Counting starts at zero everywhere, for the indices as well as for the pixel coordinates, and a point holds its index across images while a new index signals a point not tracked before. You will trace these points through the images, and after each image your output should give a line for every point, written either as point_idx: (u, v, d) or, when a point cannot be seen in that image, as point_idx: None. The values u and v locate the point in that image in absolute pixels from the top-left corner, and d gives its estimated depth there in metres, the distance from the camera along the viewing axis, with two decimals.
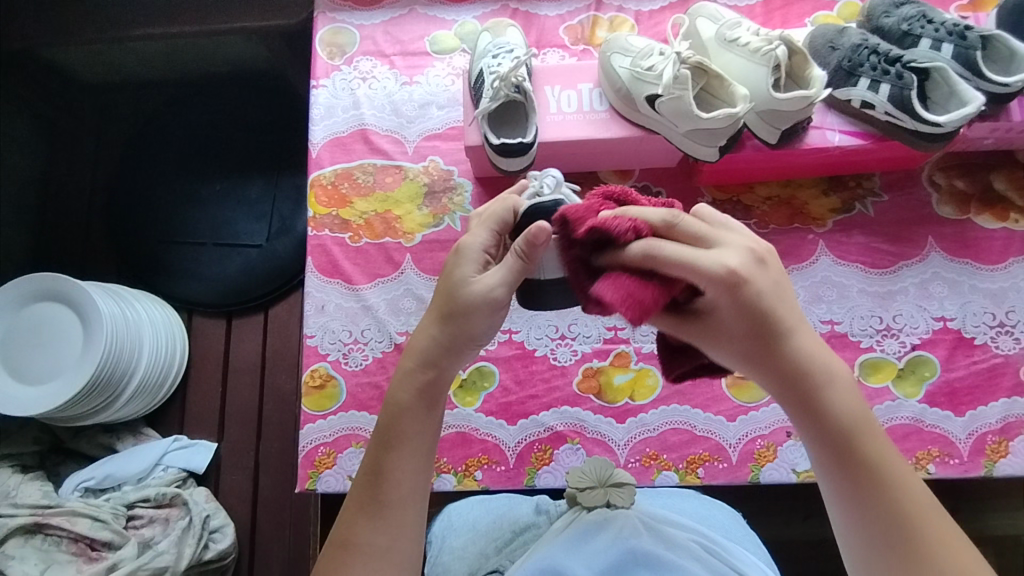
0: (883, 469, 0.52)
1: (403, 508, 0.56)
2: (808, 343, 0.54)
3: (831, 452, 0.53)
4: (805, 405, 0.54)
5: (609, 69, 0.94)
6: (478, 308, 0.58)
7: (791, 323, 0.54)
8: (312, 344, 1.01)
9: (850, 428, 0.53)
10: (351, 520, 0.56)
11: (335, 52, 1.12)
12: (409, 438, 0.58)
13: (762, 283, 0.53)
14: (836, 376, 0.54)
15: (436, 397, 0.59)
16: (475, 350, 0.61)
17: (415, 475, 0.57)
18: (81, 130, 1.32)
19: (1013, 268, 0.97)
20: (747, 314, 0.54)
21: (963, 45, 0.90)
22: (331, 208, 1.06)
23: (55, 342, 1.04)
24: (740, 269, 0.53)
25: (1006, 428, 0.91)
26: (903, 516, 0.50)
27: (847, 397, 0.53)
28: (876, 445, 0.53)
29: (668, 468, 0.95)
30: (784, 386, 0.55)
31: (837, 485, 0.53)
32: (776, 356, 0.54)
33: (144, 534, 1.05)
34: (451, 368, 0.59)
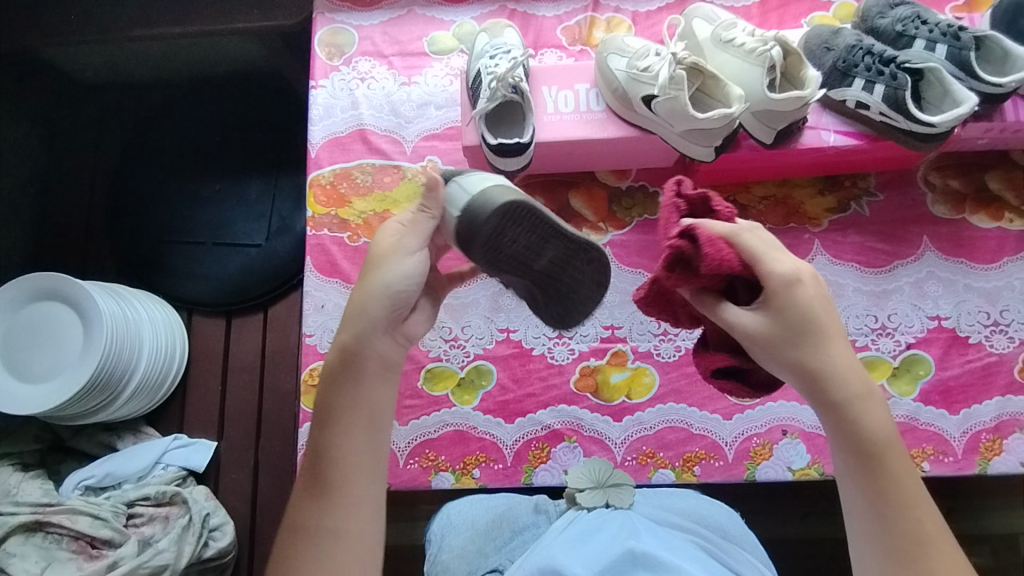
0: (901, 478, 0.58)
1: (346, 483, 0.60)
2: (845, 357, 0.60)
3: (853, 454, 0.59)
4: (837, 413, 0.60)
5: (605, 69, 0.95)
6: (395, 293, 0.62)
7: (834, 336, 0.60)
8: (311, 343, 1.02)
9: (877, 440, 0.59)
10: (303, 501, 0.61)
11: (334, 53, 1.13)
12: (344, 416, 0.62)
13: (817, 294, 0.61)
14: (863, 388, 0.60)
15: (369, 381, 0.62)
16: (401, 314, 0.64)
17: (359, 455, 0.61)
18: (82, 130, 1.32)
19: (1007, 267, 0.98)
20: (805, 320, 0.60)
21: (956, 46, 0.91)
22: (330, 208, 1.07)
23: (55, 341, 1.05)
24: (803, 275, 0.61)
25: (1000, 426, 0.92)
26: (916, 523, 0.57)
27: (876, 412, 0.59)
28: (896, 457, 0.59)
29: (665, 466, 0.95)
30: (812, 388, 0.61)
31: (857, 486, 0.59)
32: (814, 363, 0.60)
33: (145, 532, 1.05)
34: (380, 341, 0.63)
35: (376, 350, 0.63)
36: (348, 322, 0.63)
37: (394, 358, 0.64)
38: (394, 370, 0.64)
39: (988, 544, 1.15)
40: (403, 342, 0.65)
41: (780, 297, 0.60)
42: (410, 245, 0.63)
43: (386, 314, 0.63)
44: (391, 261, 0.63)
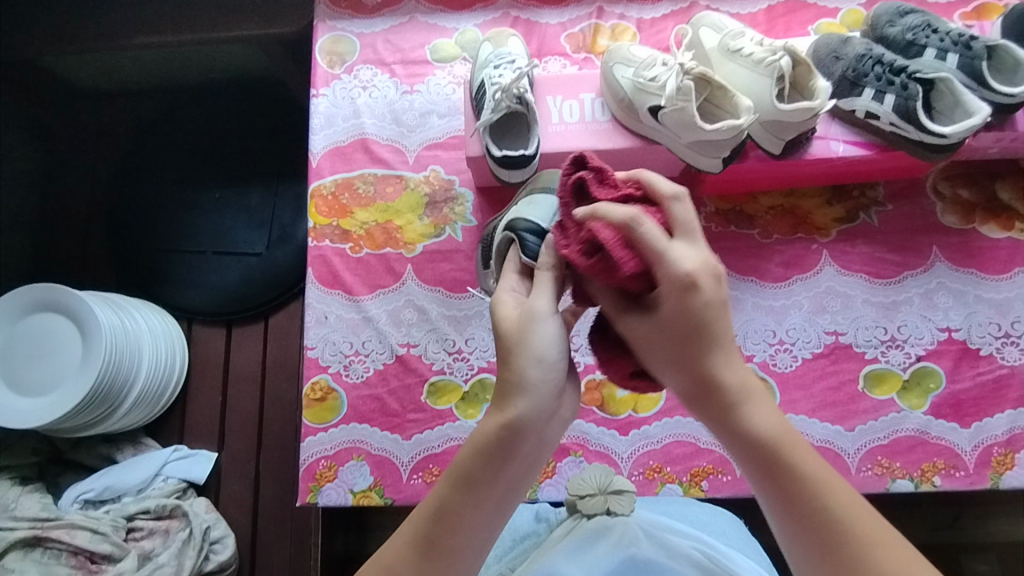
0: (814, 482, 0.50)
1: (455, 561, 0.52)
2: (730, 359, 0.52)
3: (755, 464, 0.52)
4: (730, 428, 0.52)
5: (611, 79, 0.93)
6: (547, 361, 0.54)
7: (722, 334, 0.52)
8: (312, 356, 1.00)
9: (776, 446, 0.51)
10: (399, 551, 0.53)
11: (335, 61, 1.12)
12: (484, 491, 0.53)
13: (717, 287, 0.51)
14: (754, 392, 0.53)
15: (523, 460, 0.54)
16: (558, 384, 0.55)
17: (480, 533, 0.53)
18: (81, 138, 1.31)
19: (1018, 278, 0.96)
20: (676, 324, 0.51)
21: (968, 55, 0.90)
22: (332, 219, 1.05)
23: (53, 353, 1.04)
24: (698, 275, 0.50)
25: (1012, 440, 0.90)
26: (845, 526, 0.49)
27: (765, 415, 0.52)
28: (800, 458, 0.51)
29: (672, 480, 0.94)
30: (700, 395, 0.53)
31: (770, 504, 0.52)
32: (698, 360, 0.52)
33: (144, 546, 1.04)
34: (539, 423, 0.54)
35: (538, 432, 0.54)
36: (512, 384, 0.54)
37: (550, 442, 0.56)
38: (540, 458, 0.56)
39: (995, 553, 1.14)
40: (564, 422, 0.57)
41: (665, 302, 0.51)
42: (546, 304, 0.56)
43: (549, 389, 0.54)
44: (538, 325, 0.55)
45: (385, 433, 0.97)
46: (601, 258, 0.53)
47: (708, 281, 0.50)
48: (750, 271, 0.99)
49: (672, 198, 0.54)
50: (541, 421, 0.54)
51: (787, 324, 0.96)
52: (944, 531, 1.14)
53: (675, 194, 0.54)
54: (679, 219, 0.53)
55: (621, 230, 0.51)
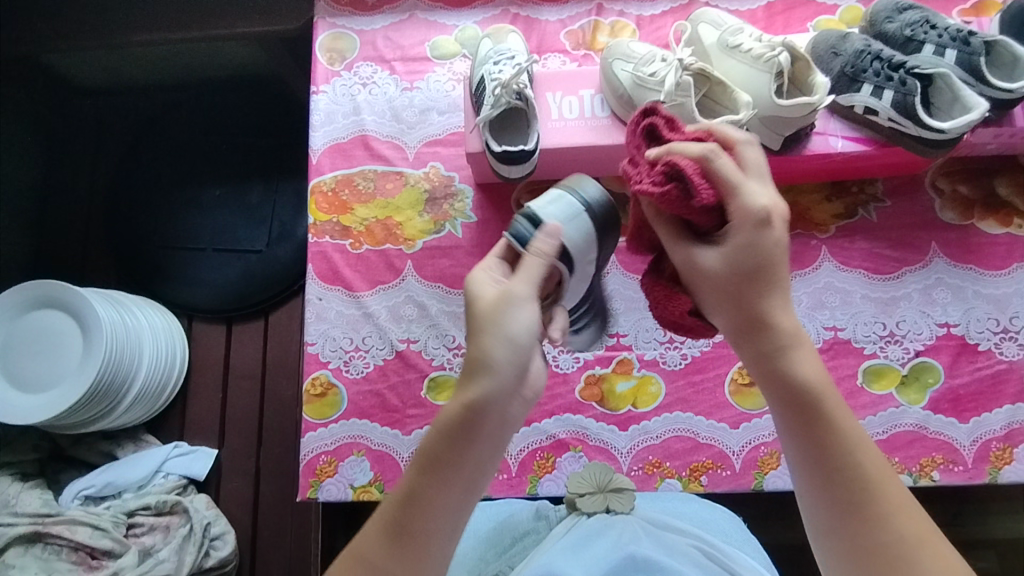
0: (848, 435, 0.52)
1: (423, 542, 0.53)
2: (785, 303, 0.54)
3: (794, 410, 0.53)
4: (778, 370, 0.54)
5: (610, 75, 0.94)
6: (514, 342, 0.55)
7: (783, 280, 0.54)
8: (312, 351, 1.01)
9: (820, 395, 0.53)
10: (371, 536, 0.54)
11: (335, 58, 1.12)
12: (452, 473, 0.54)
13: (778, 228, 0.54)
14: (802, 340, 0.54)
15: (488, 441, 0.55)
16: (523, 363, 0.55)
17: (449, 515, 0.54)
18: (81, 135, 1.31)
19: (1016, 273, 0.97)
20: (747, 258, 0.54)
21: (966, 51, 0.90)
22: (332, 215, 1.06)
23: (54, 350, 1.04)
24: (771, 211, 0.54)
25: (1010, 435, 0.91)
26: (870, 483, 0.51)
27: (813, 364, 0.54)
28: (839, 410, 0.53)
29: (672, 475, 0.94)
30: (751, 335, 0.55)
31: (799, 451, 0.53)
32: (756, 300, 0.54)
33: (145, 542, 1.04)
34: (501, 404, 0.54)
35: (502, 414, 0.55)
36: (475, 366, 0.55)
37: (513, 423, 0.57)
38: (506, 439, 0.57)
39: (995, 549, 1.14)
40: (526, 403, 0.58)
41: (735, 234, 0.55)
42: (524, 290, 0.56)
43: (514, 372, 0.55)
44: (507, 306, 0.55)
45: (385, 428, 0.97)
46: (676, 189, 0.56)
47: (779, 220, 0.54)
48: None
49: (741, 143, 0.58)
50: (505, 403, 0.55)
51: None
52: (943, 527, 1.14)
53: (746, 139, 0.58)
54: (750, 160, 0.57)
55: (699, 163, 0.56)
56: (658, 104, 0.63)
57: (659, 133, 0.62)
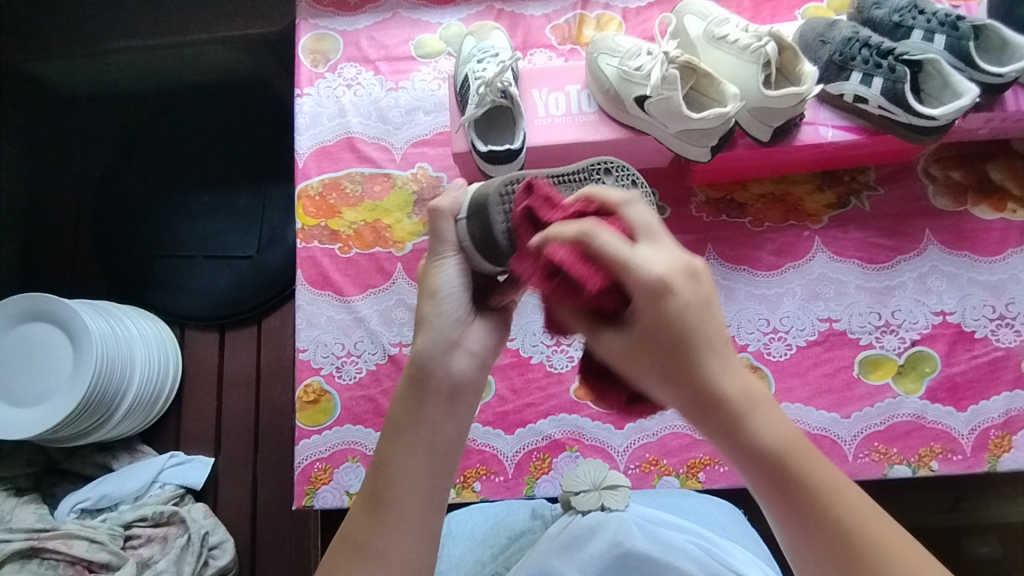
0: (826, 494, 0.45)
1: (401, 507, 0.51)
2: (726, 363, 0.46)
3: (762, 479, 0.46)
4: (734, 445, 0.46)
5: (596, 70, 0.93)
6: (438, 294, 0.56)
7: (714, 339, 0.46)
8: (304, 358, 1.00)
9: (786, 458, 0.46)
10: (354, 513, 0.53)
11: (319, 59, 1.11)
12: (414, 433, 0.53)
13: (690, 292, 0.46)
14: (756, 398, 0.47)
15: (443, 400, 0.53)
16: (458, 318, 0.56)
17: (420, 481, 0.52)
18: (65, 144, 1.30)
19: (1012, 259, 0.96)
20: (663, 336, 0.46)
21: (955, 36, 0.89)
22: (320, 219, 1.04)
23: (44, 364, 1.03)
24: (671, 279, 0.45)
25: (1009, 422, 0.90)
26: (864, 542, 0.44)
27: (772, 424, 0.46)
28: (812, 468, 0.46)
29: (669, 473, 0.94)
30: (699, 411, 0.47)
31: (779, 516, 0.46)
32: (692, 375, 0.46)
33: (143, 554, 1.04)
34: (442, 356, 0.54)
35: (446, 365, 0.54)
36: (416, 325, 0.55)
37: (470, 377, 0.55)
38: (464, 395, 0.54)
39: (995, 534, 1.14)
40: (481, 358, 0.56)
41: (640, 314, 0.46)
42: (443, 246, 0.57)
43: (449, 318, 0.55)
44: (436, 263, 0.57)
45: (379, 434, 0.96)
46: (561, 282, 0.48)
47: (681, 283, 0.45)
48: (742, 260, 0.98)
49: (623, 203, 0.49)
50: (449, 355, 0.54)
51: (780, 312, 0.96)
52: (945, 514, 1.13)
53: (626, 198, 0.49)
54: (636, 221, 0.48)
55: (577, 247, 0.47)
56: (533, 179, 0.57)
57: (538, 217, 0.55)
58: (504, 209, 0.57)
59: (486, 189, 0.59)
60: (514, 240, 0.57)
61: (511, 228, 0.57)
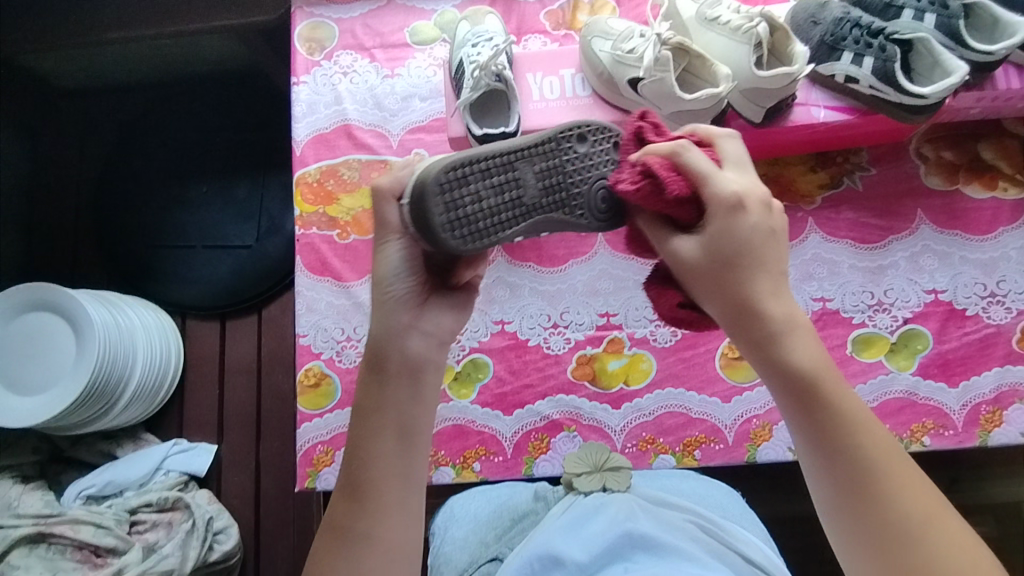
0: (852, 418, 0.48)
1: (379, 491, 0.55)
2: (777, 287, 0.49)
3: (793, 398, 0.49)
4: (773, 363, 0.49)
5: (590, 53, 0.93)
6: (386, 286, 0.57)
7: (770, 263, 0.48)
8: (304, 343, 1.01)
9: (817, 384, 0.48)
10: (337, 503, 0.57)
11: (315, 47, 1.11)
12: (378, 420, 0.56)
13: (760, 216, 0.48)
14: (799, 324, 0.49)
15: (401, 384, 0.56)
16: (403, 305, 0.57)
17: (392, 462, 0.56)
18: (65, 136, 1.31)
19: (1003, 238, 0.97)
20: (738, 250, 0.48)
21: (945, 14, 0.89)
22: (318, 206, 1.05)
23: (48, 352, 1.04)
24: (745, 198, 0.48)
25: (1000, 398, 0.91)
26: (877, 465, 0.47)
27: (809, 348, 0.49)
28: (839, 392, 0.49)
29: (665, 451, 0.95)
30: (740, 326, 0.49)
31: (803, 436, 0.49)
32: (748, 292, 0.48)
33: (148, 539, 1.05)
34: (394, 343, 0.56)
35: (401, 349, 0.56)
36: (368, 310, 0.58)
37: (424, 357, 0.57)
38: (425, 375, 0.57)
39: (992, 513, 1.16)
40: (435, 338, 0.58)
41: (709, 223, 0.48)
42: (386, 222, 0.57)
43: (398, 301, 0.57)
44: (381, 247, 0.58)
45: None
46: (649, 187, 0.50)
47: (757, 205, 0.48)
48: None
49: (721, 137, 0.53)
50: (399, 338, 0.56)
51: None
52: (942, 493, 1.15)
53: (726, 134, 0.53)
54: (731, 154, 0.52)
55: (670, 157, 0.49)
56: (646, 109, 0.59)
57: (642, 138, 0.58)
58: (446, 198, 0.54)
59: (428, 170, 0.55)
60: (457, 230, 0.55)
61: (453, 218, 0.55)
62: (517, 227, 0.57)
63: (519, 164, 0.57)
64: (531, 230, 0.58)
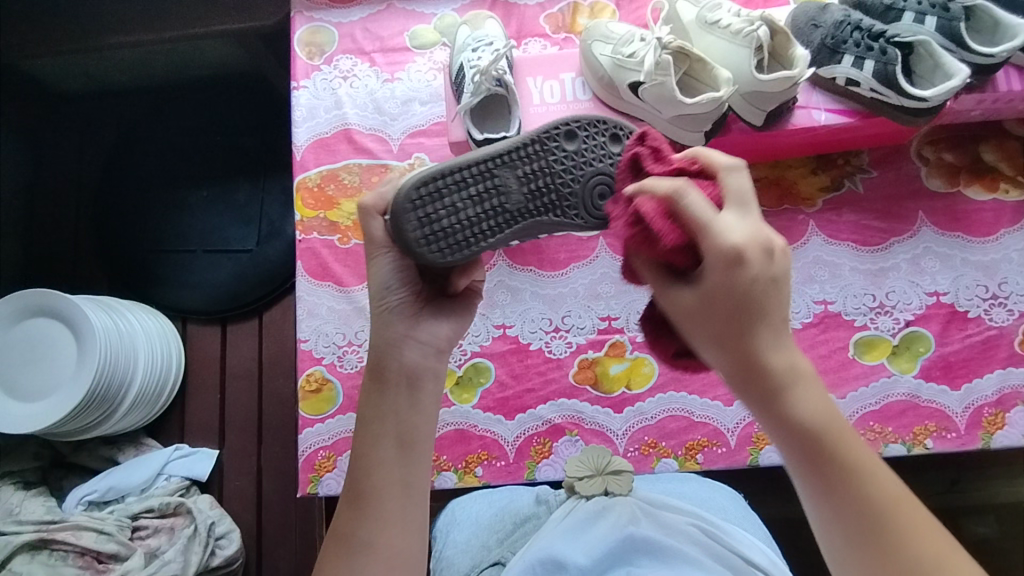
0: (858, 469, 0.46)
1: (380, 499, 0.55)
2: (778, 338, 0.46)
3: (797, 449, 0.47)
4: (775, 414, 0.47)
5: (590, 57, 0.93)
6: (379, 303, 0.58)
7: (774, 314, 0.46)
8: (306, 348, 1.01)
9: (824, 438, 0.46)
10: (340, 512, 0.57)
11: (314, 52, 1.11)
12: (379, 427, 0.56)
13: (761, 263, 0.45)
14: (802, 373, 0.47)
15: (401, 391, 0.57)
16: (397, 316, 0.58)
17: (393, 470, 0.56)
18: (65, 142, 1.30)
19: (1004, 240, 0.97)
20: (740, 304, 0.45)
21: (946, 17, 0.89)
22: (319, 211, 1.05)
23: (49, 358, 1.04)
24: (746, 247, 0.45)
25: (1002, 400, 0.91)
26: (887, 516, 0.45)
27: (813, 398, 0.47)
28: (844, 443, 0.47)
29: (668, 455, 0.95)
30: (743, 379, 0.47)
31: (809, 488, 0.47)
32: (750, 345, 0.46)
33: (150, 544, 1.04)
34: (393, 351, 0.57)
35: (399, 357, 0.57)
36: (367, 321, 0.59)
37: (423, 365, 0.58)
38: (424, 384, 0.57)
39: (994, 513, 1.16)
40: (432, 346, 0.58)
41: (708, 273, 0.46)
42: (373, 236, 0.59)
43: (394, 313, 0.58)
44: (374, 261, 0.60)
45: None
46: (643, 230, 0.50)
47: (757, 254, 0.45)
48: None
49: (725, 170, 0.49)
50: (397, 346, 0.57)
51: None
52: (944, 495, 1.15)
53: (729, 165, 0.49)
54: (730, 188, 0.48)
55: (665, 202, 0.48)
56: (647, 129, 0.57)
57: (642, 166, 0.56)
58: (421, 213, 0.56)
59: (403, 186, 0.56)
60: (436, 243, 0.56)
61: (430, 232, 0.56)
62: (500, 233, 0.58)
63: (499, 169, 0.58)
64: (519, 233, 0.59)
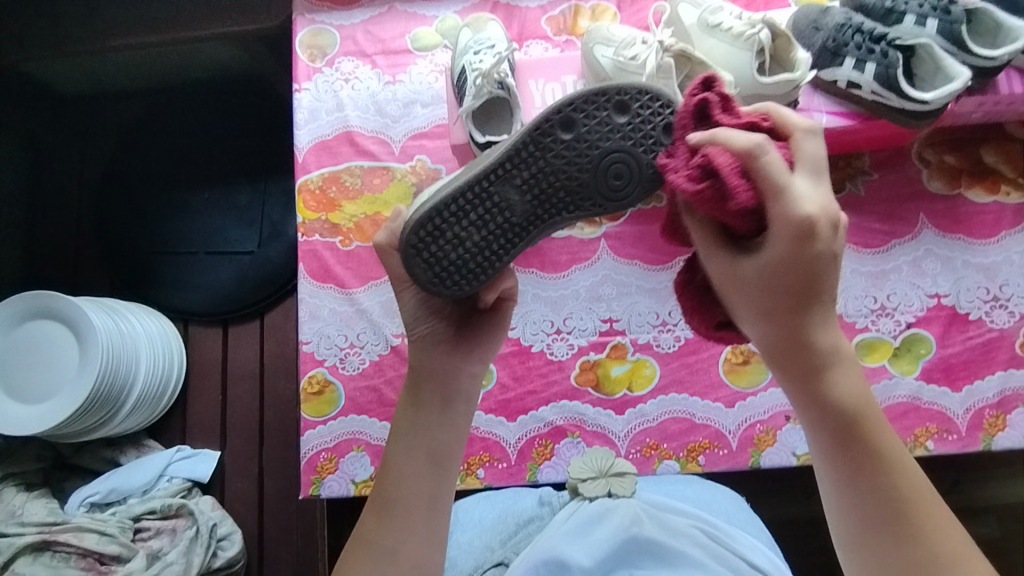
0: (886, 455, 0.47)
1: (409, 508, 0.57)
2: (828, 320, 0.45)
3: (829, 427, 0.47)
4: (813, 393, 0.47)
5: (591, 60, 0.93)
6: (411, 326, 0.59)
7: (829, 294, 0.45)
8: (308, 350, 1.01)
9: (857, 420, 0.46)
10: (364, 518, 0.58)
11: (316, 54, 1.11)
12: (412, 441, 0.58)
13: (829, 236, 0.42)
14: (844, 354, 0.47)
15: (437, 409, 0.59)
16: (432, 341, 0.59)
17: (422, 481, 0.57)
18: (66, 144, 1.31)
19: (1005, 242, 0.97)
20: (797, 279, 0.43)
21: (947, 20, 0.90)
22: (320, 213, 1.05)
23: (51, 359, 1.04)
24: (820, 221, 0.42)
25: (1003, 402, 0.92)
26: (908, 503, 0.46)
27: (852, 380, 0.47)
28: (876, 426, 0.47)
29: (669, 457, 0.95)
30: (785, 354, 0.46)
31: (834, 469, 0.48)
32: (799, 322, 0.45)
33: (152, 546, 1.05)
34: (431, 369, 0.59)
35: (435, 377, 0.59)
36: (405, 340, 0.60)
37: (457, 386, 0.59)
38: (456, 403, 0.59)
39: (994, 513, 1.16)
40: (465, 368, 0.60)
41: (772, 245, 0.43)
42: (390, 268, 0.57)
43: (426, 339, 0.59)
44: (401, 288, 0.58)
45: (383, 424, 0.98)
46: (711, 188, 0.44)
47: (828, 229, 0.42)
48: None
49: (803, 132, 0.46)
50: (435, 366, 0.59)
51: None
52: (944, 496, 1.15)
53: (807, 128, 0.46)
54: (808, 153, 0.45)
55: (739, 157, 0.43)
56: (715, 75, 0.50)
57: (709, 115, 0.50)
58: (428, 253, 0.52)
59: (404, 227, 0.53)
60: (450, 276, 0.53)
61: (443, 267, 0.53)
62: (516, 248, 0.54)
63: (500, 184, 0.52)
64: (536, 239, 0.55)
